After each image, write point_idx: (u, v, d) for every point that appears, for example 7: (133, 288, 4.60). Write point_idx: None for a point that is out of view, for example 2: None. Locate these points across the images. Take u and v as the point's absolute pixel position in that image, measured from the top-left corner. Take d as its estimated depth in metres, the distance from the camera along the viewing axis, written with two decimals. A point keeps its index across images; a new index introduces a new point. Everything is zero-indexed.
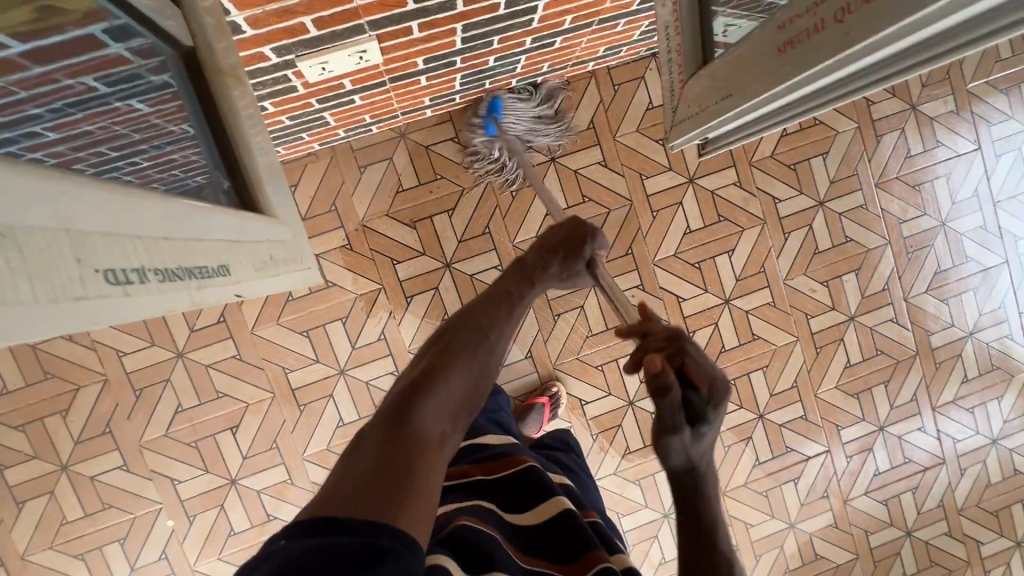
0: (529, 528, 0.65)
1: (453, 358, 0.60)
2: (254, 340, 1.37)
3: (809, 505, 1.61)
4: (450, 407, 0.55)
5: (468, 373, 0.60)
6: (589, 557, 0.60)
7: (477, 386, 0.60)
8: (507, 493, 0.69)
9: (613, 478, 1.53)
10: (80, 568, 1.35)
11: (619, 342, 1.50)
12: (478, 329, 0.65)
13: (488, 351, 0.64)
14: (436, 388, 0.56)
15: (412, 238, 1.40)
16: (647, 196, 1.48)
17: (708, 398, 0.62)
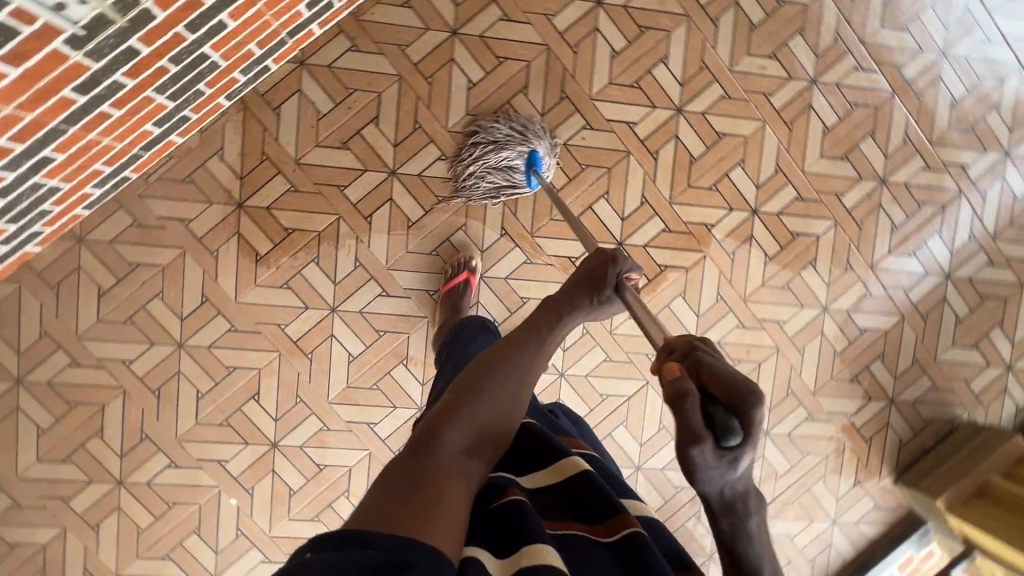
0: (551, 490, 0.66)
1: (482, 389, 0.67)
2: (241, 308, 1.40)
3: (836, 284, 1.55)
4: (473, 436, 0.64)
5: (496, 403, 0.67)
6: (619, 516, 0.61)
7: (507, 414, 0.68)
8: (530, 460, 0.71)
9: (630, 323, 1.51)
10: (171, 566, 1.42)
11: (587, 188, 1.46)
12: (502, 363, 0.71)
13: (518, 385, 0.70)
14: (458, 419, 0.64)
15: (351, 159, 1.40)
16: (561, 35, 1.43)
17: (731, 408, 0.51)
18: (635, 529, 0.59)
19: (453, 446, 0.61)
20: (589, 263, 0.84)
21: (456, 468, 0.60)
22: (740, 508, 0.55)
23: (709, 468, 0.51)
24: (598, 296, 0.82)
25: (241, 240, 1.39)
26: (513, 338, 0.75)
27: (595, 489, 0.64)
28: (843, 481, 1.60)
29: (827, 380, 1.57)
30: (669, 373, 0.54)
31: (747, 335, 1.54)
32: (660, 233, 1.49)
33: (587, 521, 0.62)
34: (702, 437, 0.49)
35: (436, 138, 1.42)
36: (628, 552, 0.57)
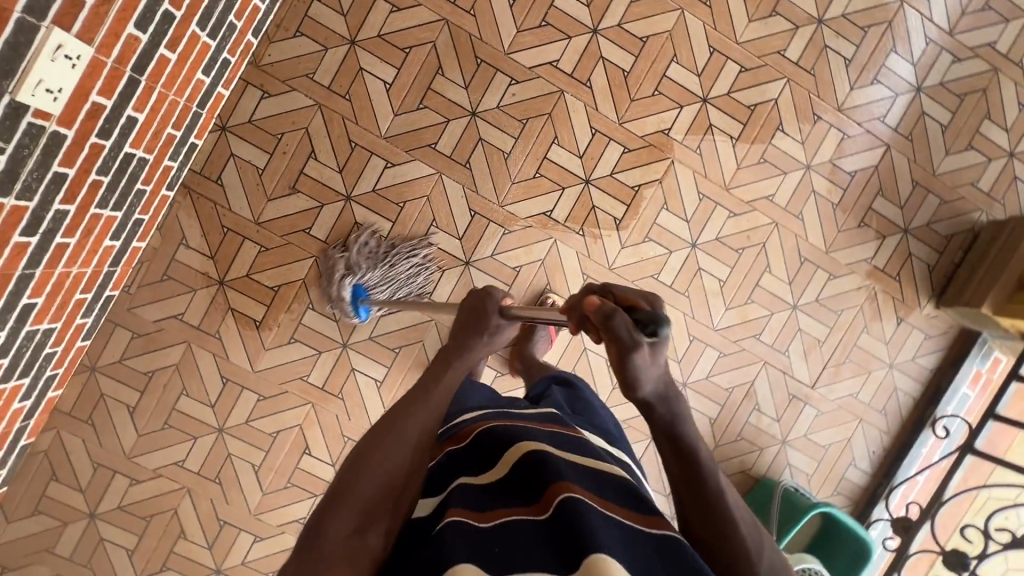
0: (497, 484, 0.68)
1: (366, 464, 0.71)
2: (261, 376, 1.43)
3: (810, 139, 1.52)
4: (360, 511, 0.67)
5: (383, 470, 0.71)
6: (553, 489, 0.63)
7: (397, 474, 0.71)
8: (480, 457, 0.73)
9: (626, 252, 1.50)
10: None
11: (535, 141, 1.45)
12: (386, 433, 0.74)
13: (406, 441, 0.74)
14: (347, 500, 0.67)
15: (305, 200, 1.41)
16: (454, 5, 1.40)
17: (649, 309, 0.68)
18: (572, 496, 0.61)
19: (342, 529, 0.65)
20: (474, 302, 0.92)
21: (347, 548, 0.64)
22: (671, 397, 0.69)
23: (646, 362, 0.65)
24: (488, 329, 0.91)
25: (235, 314, 1.41)
26: (402, 401, 0.80)
27: (535, 471, 0.66)
28: (886, 324, 1.58)
29: (835, 234, 1.55)
30: (597, 307, 0.65)
31: (743, 221, 1.52)
32: (621, 156, 1.47)
33: (525, 504, 0.63)
34: (639, 344, 0.63)
35: (375, 149, 1.41)
36: (565, 523, 0.59)
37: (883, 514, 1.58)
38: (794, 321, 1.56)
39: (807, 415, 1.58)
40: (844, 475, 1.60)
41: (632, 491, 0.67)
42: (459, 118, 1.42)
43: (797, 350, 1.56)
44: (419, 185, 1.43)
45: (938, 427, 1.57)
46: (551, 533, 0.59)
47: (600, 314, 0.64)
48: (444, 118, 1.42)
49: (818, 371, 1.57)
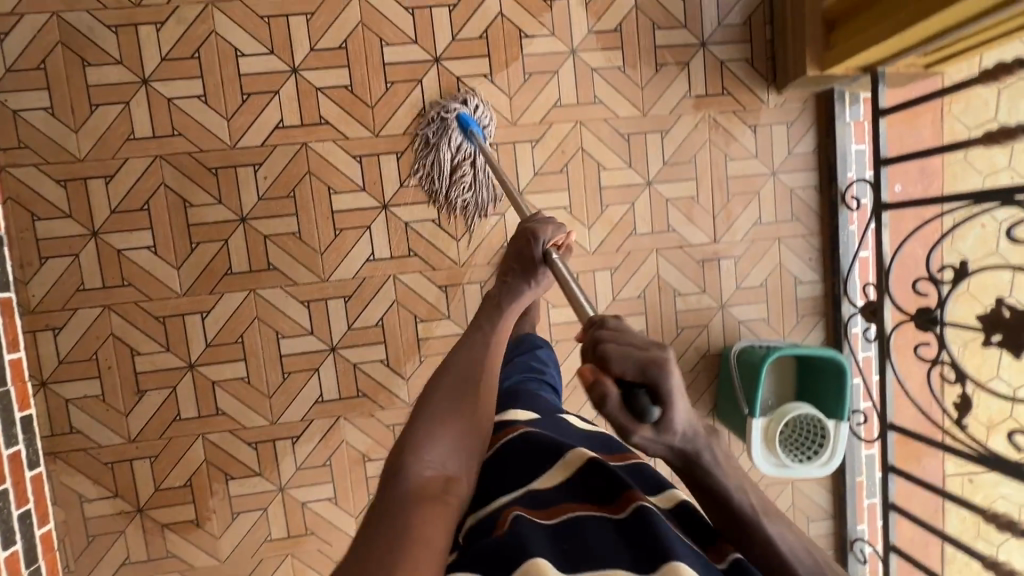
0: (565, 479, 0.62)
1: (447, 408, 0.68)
2: (232, 560, 1.42)
3: (557, 24, 1.40)
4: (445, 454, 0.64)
5: (456, 420, 0.67)
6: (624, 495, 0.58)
7: (473, 416, 0.69)
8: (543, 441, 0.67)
9: (466, 241, 1.42)
10: None
11: (314, 204, 1.37)
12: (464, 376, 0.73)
13: (478, 387, 0.72)
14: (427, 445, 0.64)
15: (157, 394, 1.37)
16: (156, 137, 1.32)
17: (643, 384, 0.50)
18: (644, 506, 0.56)
19: (426, 465, 0.62)
20: (516, 246, 0.98)
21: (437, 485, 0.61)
22: (693, 447, 0.55)
23: (650, 438, 0.52)
24: (534, 276, 0.96)
25: (172, 526, 1.39)
26: (461, 350, 0.78)
27: (609, 469, 0.61)
28: (744, 139, 1.47)
29: (641, 93, 1.43)
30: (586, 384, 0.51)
31: (548, 141, 1.41)
32: (399, 162, 1.39)
33: (599, 504, 0.59)
34: (628, 428, 0.50)
35: (182, 310, 1.36)
36: (636, 527, 0.55)
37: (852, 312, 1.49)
38: (657, 196, 1.46)
39: (728, 269, 1.49)
40: (796, 297, 1.52)
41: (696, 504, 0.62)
42: (233, 231, 1.36)
43: (678, 218, 1.47)
44: (242, 312, 1.37)
45: (850, 200, 1.47)
46: (622, 534, 0.55)
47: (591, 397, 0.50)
48: (221, 240, 1.36)
49: (711, 224, 1.48)
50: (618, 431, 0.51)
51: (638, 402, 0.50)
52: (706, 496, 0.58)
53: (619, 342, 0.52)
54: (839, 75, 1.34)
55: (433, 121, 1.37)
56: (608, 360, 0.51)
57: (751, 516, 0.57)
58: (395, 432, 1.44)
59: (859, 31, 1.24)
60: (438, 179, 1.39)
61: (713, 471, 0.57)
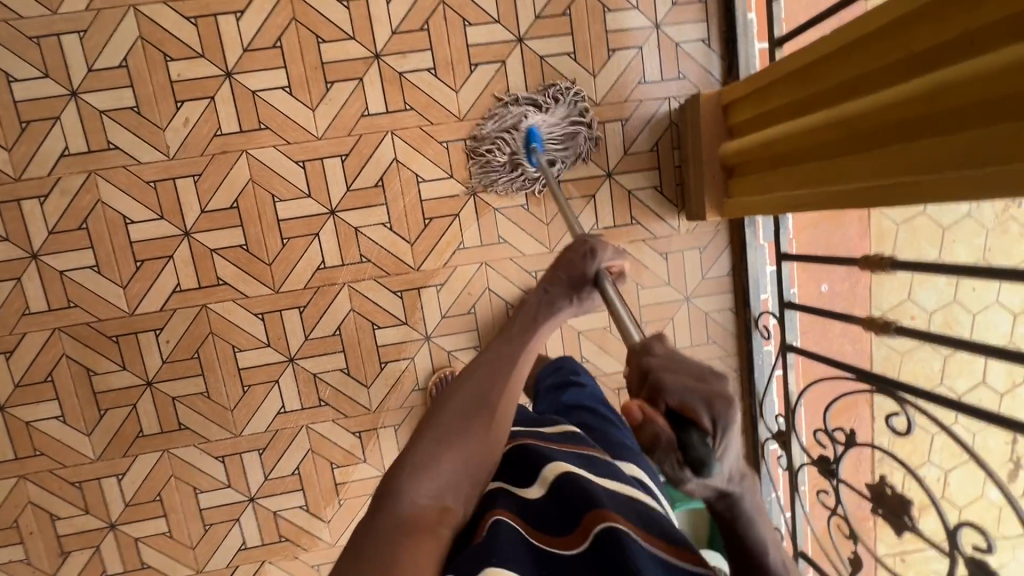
0: (539, 501, 0.63)
1: (458, 431, 0.66)
2: None
3: (455, 164, 1.36)
4: (443, 484, 0.62)
5: (457, 448, 0.65)
6: (592, 516, 0.59)
7: (478, 439, 0.67)
8: (528, 465, 0.68)
9: (377, 386, 1.42)
10: None
11: (219, 362, 1.37)
12: (472, 383, 0.71)
13: (492, 412, 0.69)
14: (429, 467, 0.62)
15: (80, 554, 1.39)
16: (52, 310, 1.31)
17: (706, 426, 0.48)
18: (611, 526, 0.57)
19: (423, 493, 0.60)
20: (567, 262, 0.92)
21: (431, 514, 0.60)
22: (729, 494, 0.53)
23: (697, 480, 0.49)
24: (579, 295, 0.89)
25: None
26: (486, 353, 0.75)
27: (576, 495, 0.62)
28: (656, 266, 1.45)
29: (547, 229, 1.41)
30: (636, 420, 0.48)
31: (452, 284, 1.40)
32: (303, 314, 1.37)
33: (564, 533, 0.59)
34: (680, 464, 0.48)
35: (97, 473, 1.37)
36: (600, 551, 0.55)
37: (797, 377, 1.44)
38: (568, 330, 1.45)
39: None
40: None
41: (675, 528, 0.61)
42: (140, 395, 1.36)
43: (592, 350, 1.46)
44: (158, 472, 1.39)
45: (763, 325, 1.45)
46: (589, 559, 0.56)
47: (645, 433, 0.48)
48: (129, 405, 1.36)
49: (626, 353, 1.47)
50: (667, 473, 0.50)
51: (693, 441, 0.47)
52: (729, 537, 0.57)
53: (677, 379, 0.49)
54: None
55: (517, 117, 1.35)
56: (662, 393, 0.49)
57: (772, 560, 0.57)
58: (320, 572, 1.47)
59: (759, 186, 1.18)
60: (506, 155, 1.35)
61: (745, 513, 0.55)
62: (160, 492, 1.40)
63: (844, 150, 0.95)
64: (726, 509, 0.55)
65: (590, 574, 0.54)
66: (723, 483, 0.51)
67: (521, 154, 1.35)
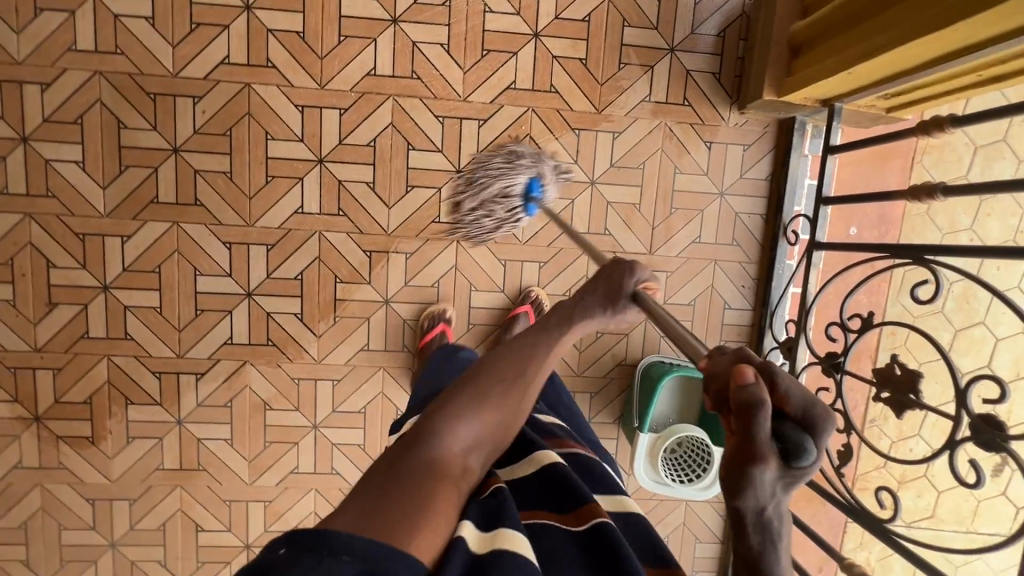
0: (532, 481, 0.76)
1: (487, 401, 0.76)
2: (121, 481, 1.45)
3: (523, 4, 1.36)
4: (464, 442, 0.73)
5: (485, 412, 0.75)
6: (586, 506, 0.71)
7: (508, 410, 0.77)
8: (513, 456, 0.81)
9: (396, 211, 1.41)
10: None
11: (247, 147, 1.36)
12: (509, 370, 0.78)
13: (523, 387, 0.78)
14: (454, 424, 0.73)
15: (67, 309, 1.38)
16: (98, 53, 1.31)
17: (798, 421, 0.50)
18: (602, 519, 0.68)
19: (453, 445, 0.71)
20: (609, 270, 0.86)
21: (455, 466, 0.71)
22: (773, 528, 0.51)
23: (769, 485, 0.49)
24: (614, 306, 0.84)
25: (67, 440, 1.42)
26: (519, 337, 0.82)
27: (569, 482, 0.74)
28: (697, 155, 1.44)
29: (599, 89, 1.40)
30: (743, 381, 0.50)
31: (496, 123, 1.39)
32: (342, 118, 1.37)
33: (563, 512, 0.71)
34: (766, 457, 0.48)
35: (103, 230, 1.36)
36: (593, 533, 0.67)
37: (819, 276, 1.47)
38: (598, 198, 1.44)
39: (658, 281, 1.48)
40: (722, 323, 1.50)
41: (652, 535, 0.73)
42: (164, 161, 1.35)
43: (617, 224, 1.45)
44: (163, 242, 1.37)
45: (790, 233, 1.44)
46: (576, 545, 0.68)
47: (745, 398, 0.48)
48: (150, 168, 1.35)
49: (649, 235, 1.46)
50: (753, 454, 0.48)
51: (789, 428, 0.49)
52: (748, 574, 0.53)
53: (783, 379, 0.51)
54: (798, 103, 1.31)
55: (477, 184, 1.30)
56: (775, 373, 0.51)
57: None
58: (299, 387, 1.45)
59: (811, 63, 1.21)
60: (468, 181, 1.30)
61: (780, 563, 0.52)
62: (158, 265, 1.38)
63: (894, 4, 0.99)
64: (761, 547, 0.52)
65: (583, 552, 0.67)
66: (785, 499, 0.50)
67: (471, 186, 1.31)
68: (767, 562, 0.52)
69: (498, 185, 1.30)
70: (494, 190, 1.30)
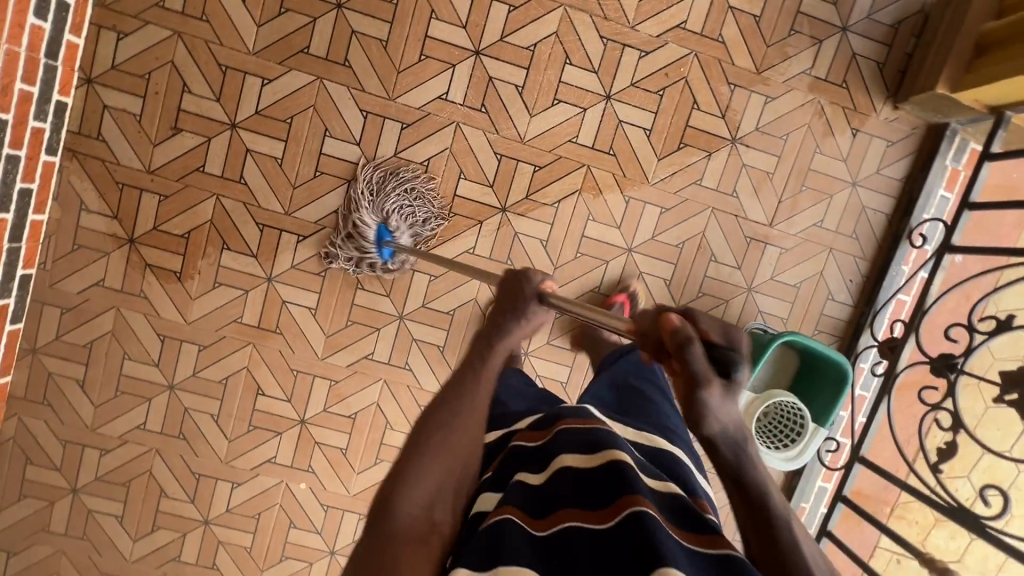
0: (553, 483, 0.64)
1: (432, 446, 0.67)
2: (195, 326, 1.42)
3: None
4: (426, 496, 0.63)
5: (434, 459, 0.66)
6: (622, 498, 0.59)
7: (459, 444, 0.69)
8: (538, 459, 0.69)
9: (536, 121, 1.39)
10: (292, 551, 1.52)
11: (410, 20, 1.34)
12: (446, 415, 0.71)
13: (461, 425, 0.70)
14: (411, 475, 0.64)
15: (190, 138, 1.35)
16: None
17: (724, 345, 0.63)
18: (640, 509, 0.57)
19: (412, 504, 0.62)
20: (509, 282, 0.84)
21: (421, 524, 0.61)
22: (739, 436, 0.62)
23: (719, 401, 0.60)
24: (525, 315, 0.81)
25: (154, 271, 1.39)
26: (447, 385, 0.75)
27: (616, 475, 0.62)
28: (841, 139, 1.43)
29: (765, 51, 1.39)
30: (673, 329, 0.63)
31: (657, 58, 1.38)
32: (509, 15, 1.35)
33: (590, 508, 0.60)
34: (709, 379, 0.60)
35: (246, 68, 1.33)
36: (629, 534, 0.55)
37: (941, 284, 1.39)
38: (736, 158, 1.43)
39: (770, 256, 1.46)
40: (822, 312, 1.49)
41: (687, 505, 0.62)
42: (325, 14, 1.33)
43: (746, 188, 1.44)
44: (302, 95, 1.35)
45: (915, 237, 1.43)
46: (605, 539, 0.56)
47: (677, 340, 0.62)
48: (309, 17, 1.33)
49: (774, 207, 1.45)
50: (695, 382, 0.60)
51: (721, 349, 0.62)
52: (738, 487, 0.61)
53: (698, 312, 0.66)
54: (966, 104, 1.32)
55: (377, 180, 1.36)
56: (695, 315, 0.65)
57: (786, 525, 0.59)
58: (396, 273, 1.43)
59: (1008, 58, 1.20)
60: (373, 189, 1.36)
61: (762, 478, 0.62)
62: (290, 117, 1.36)
63: None
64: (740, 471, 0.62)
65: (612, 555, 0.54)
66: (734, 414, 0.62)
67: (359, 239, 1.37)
68: (745, 469, 0.62)
69: (389, 206, 1.36)
70: (382, 199, 1.36)
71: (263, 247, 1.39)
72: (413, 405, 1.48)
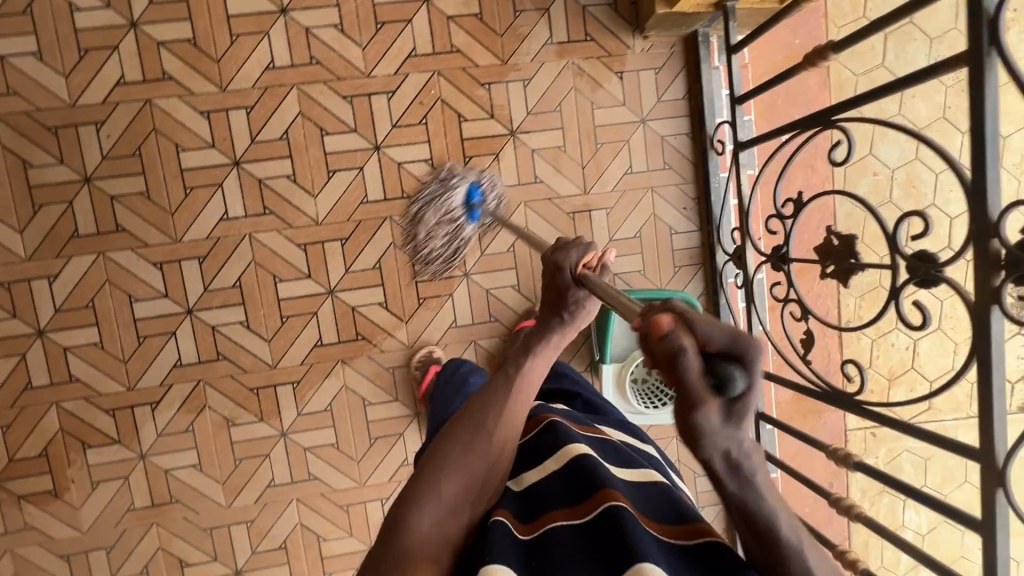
0: (544, 484, 0.71)
1: (451, 467, 0.71)
2: (93, 532, 1.39)
3: None
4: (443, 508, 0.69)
5: (458, 477, 0.71)
6: (599, 495, 0.64)
7: (473, 471, 0.72)
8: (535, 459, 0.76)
9: (322, 199, 1.39)
10: None
11: (161, 163, 1.34)
12: (477, 426, 0.75)
13: (488, 439, 0.75)
14: (432, 493, 0.69)
15: (4, 363, 1.33)
16: None
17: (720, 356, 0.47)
18: (608, 502, 0.62)
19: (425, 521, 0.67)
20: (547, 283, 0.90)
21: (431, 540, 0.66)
22: (741, 461, 0.51)
23: (713, 424, 0.47)
24: (567, 308, 0.87)
25: (30, 499, 1.36)
26: (479, 396, 0.79)
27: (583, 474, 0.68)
28: (611, 87, 1.44)
29: (501, 42, 1.40)
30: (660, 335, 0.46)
31: (404, 93, 1.38)
32: (249, 117, 1.35)
33: (568, 507, 0.66)
34: (702, 399, 0.46)
35: (28, 275, 1.33)
36: (605, 528, 0.61)
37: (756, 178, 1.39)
38: (522, 147, 1.43)
39: (599, 220, 1.46)
40: (673, 249, 1.48)
41: (677, 501, 0.67)
42: (77, 193, 1.32)
43: (546, 170, 1.44)
44: (92, 276, 1.34)
45: (717, 145, 1.43)
46: (587, 532, 0.62)
47: (663, 350, 0.45)
48: (65, 202, 1.32)
49: (580, 174, 1.45)
50: (687, 402, 0.47)
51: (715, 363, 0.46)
52: (747, 518, 0.55)
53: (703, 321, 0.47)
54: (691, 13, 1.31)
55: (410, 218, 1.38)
56: (694, 323, 0.46)
57: (793, 545, 0.56)
58: (259, 396, 1.41)
59: None
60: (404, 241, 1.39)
61: (763, 496, 0.54)
62: (91, 300, 1.34)
63: None
64: (739, 492, 0.53)
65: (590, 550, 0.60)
66: (736, 436, 0.49)
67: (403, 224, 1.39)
68: (754, 505, 0.54)
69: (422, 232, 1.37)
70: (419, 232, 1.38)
71: (122, 429, 1.38)
72: (335, 508, 1.45)
